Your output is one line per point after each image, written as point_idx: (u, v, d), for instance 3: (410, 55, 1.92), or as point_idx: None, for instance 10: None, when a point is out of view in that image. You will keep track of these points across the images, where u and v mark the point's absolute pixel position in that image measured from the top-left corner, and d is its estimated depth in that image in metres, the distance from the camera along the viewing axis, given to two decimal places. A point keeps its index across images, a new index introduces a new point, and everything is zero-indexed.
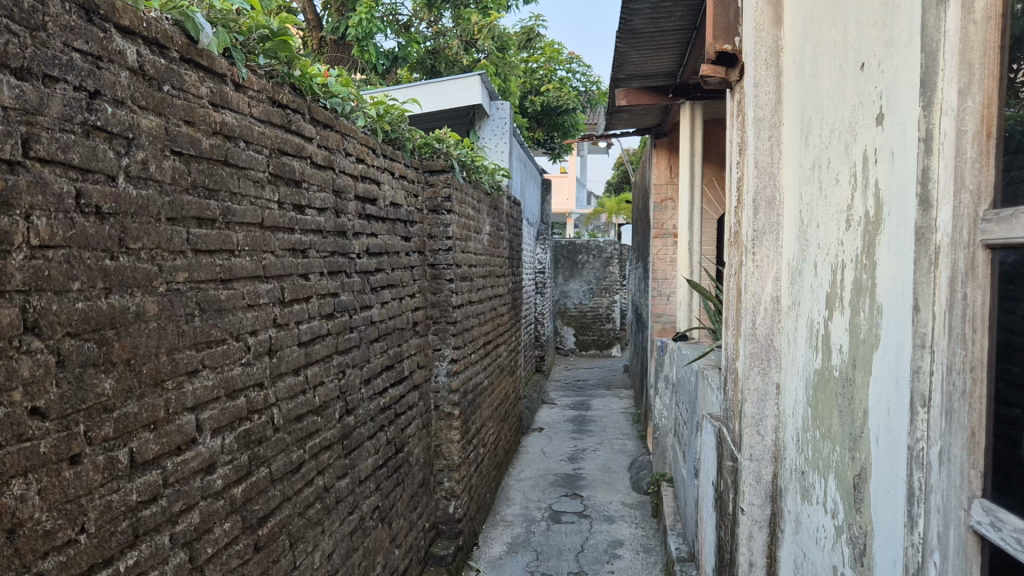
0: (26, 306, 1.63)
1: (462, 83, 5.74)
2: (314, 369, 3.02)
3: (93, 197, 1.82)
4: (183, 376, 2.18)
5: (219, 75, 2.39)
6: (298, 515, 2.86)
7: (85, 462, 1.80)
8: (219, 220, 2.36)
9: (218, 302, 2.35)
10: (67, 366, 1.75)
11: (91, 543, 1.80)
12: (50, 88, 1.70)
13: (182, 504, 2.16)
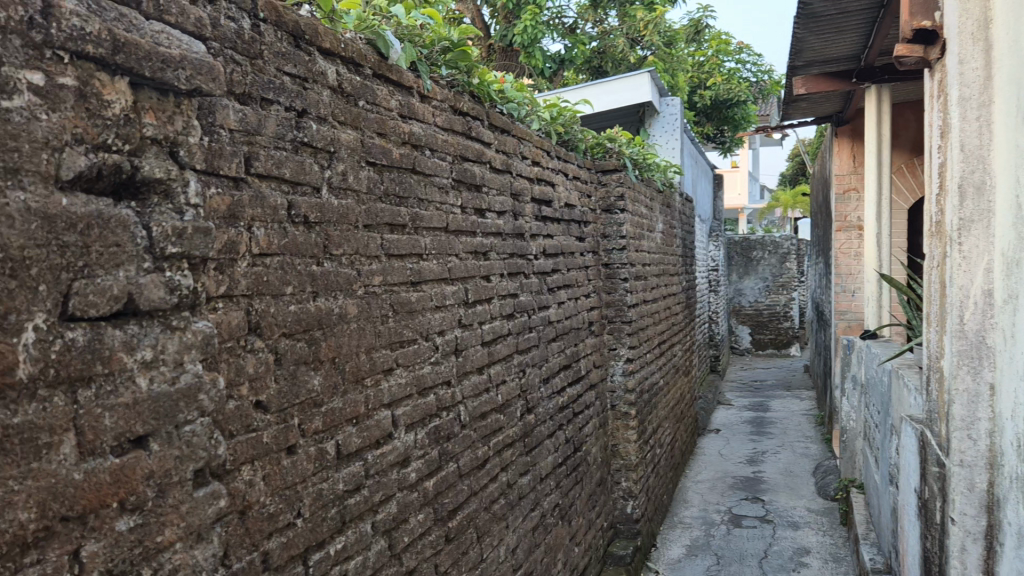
0: (249, 309, 1.79)
1: (632, 81, 5.71)
2: (497, 368, 3.11)
3: (302, 209, 1.97)
4: (380, 374, 2.31)
5: (406, 88, 2.52)
6: (484, 509, 2.96)
7: (300, 452, 1.95)
8: (409, 226, 2.48)
9: (409, 304, 2.47)
10: (284, 363, 1.91)
11: (306, 526, 1.96)
12: (265, 110, 1.86)
13: (382, 495, 2.29)
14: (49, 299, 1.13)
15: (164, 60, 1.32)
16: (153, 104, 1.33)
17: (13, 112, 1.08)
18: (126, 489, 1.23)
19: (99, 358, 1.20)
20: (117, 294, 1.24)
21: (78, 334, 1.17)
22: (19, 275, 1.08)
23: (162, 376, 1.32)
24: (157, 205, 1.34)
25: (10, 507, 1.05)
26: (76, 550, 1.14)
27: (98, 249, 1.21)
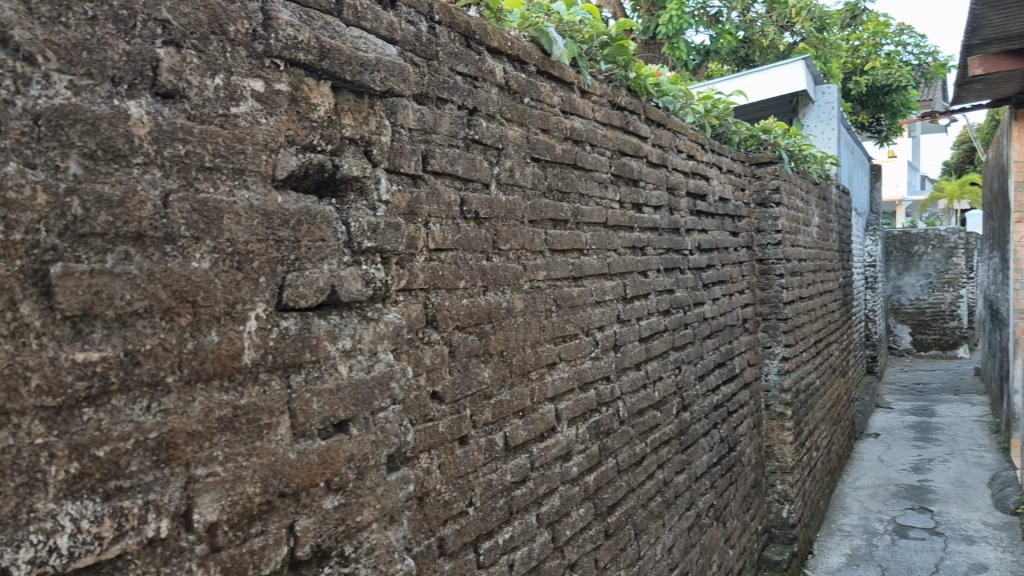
0: (427, 302, 1.82)
1: (787, 70, 5.50)
2: (654, 364, 3.08)
3: (473, 205, 2.00)
4: (545, 367, 2.32)
5: (568, 84, 2.53)
6: (642, 506, 2.93)
7: (472, 442, 1.98)
8: (570, 221, 2.50)
9: (570, 299, 2.47)
10: (457, 356, 1.93)
11: (477, 515, 1.99)
12: (440, 108, 1.90)
13: (547, 487, 2.30)
14: (268, 290, 1.20)
15: (362, 64, 1.39)
16: (351, 106, 1.39)
17: (238, 116, 1.17)
18: (332, 470, 1.29)
19: (309, 347, 1.26)
20: (322, 286, 1.30)
21: (291, 323, 1.24)
22: (244, 267, 1.16)
23: (360, 365, 1.37)
24: (354, 202, 1.40)
25: (239, 482, 1.13)
26: (291, 524, 1.22)
27: (307, 244, 1.27)
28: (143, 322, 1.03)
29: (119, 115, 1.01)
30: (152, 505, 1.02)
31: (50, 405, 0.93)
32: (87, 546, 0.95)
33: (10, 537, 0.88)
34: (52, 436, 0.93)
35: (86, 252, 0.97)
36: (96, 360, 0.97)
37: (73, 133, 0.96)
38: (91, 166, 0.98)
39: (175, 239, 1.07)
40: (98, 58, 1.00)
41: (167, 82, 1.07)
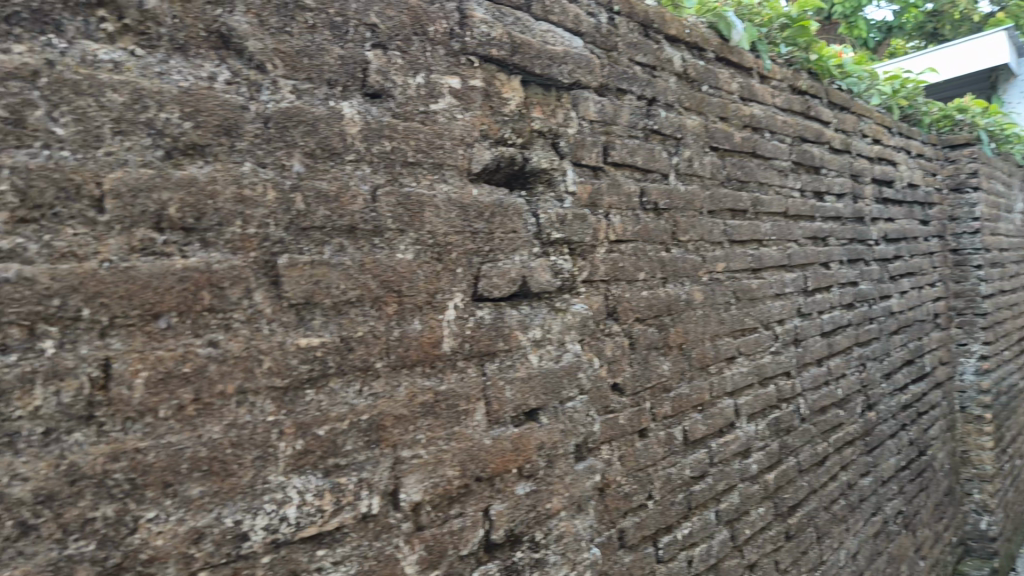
0: (608, 293, 1.81)
1: (986, 43, 5.04)
2: (837, 360, 2.92)
3: (653, 195, 1.98)
4: (724, 361, 2.25)
5: (746, 69, 2.44)
6: (824, 509, 2.78)
7: (651, 435, 1.95)
8: (750, 211, 2.41)
9: (750, 291, 2.39)
10: (638, 348, 1.91)
11: (657, 509, 1.94)
12: (621, 99, 1.88)
13: (726, 484, 2.22)
14: (465, 280, 1.24)
15: (551, 57, 1.41)
16: (539, 99, 1.42)
17: (438, 113, 1.21)
18: (524, 457, 1.32)
19: (502, 336, 1.30)
20: (514, 277, 1.33)
21: (485, 313, 1.28)
22: (443, 259, 1.21)
23: (549, 354, 1.39)
24: (542, 193, 1.43)
25: (440, 465, 1.18)
26: (487, 508, 1.26)
27: (500, 235, 1.31)
28: (356, 310, 1.09)
29: (335, 116, 1.08)
30: (364, 483, 1.08)
31: (279, 386, 1.00)
32: (311, 517, 1.02)
33: (248, 505, 0.96)
34: (281, 415, 1.00)
35: (307, 244, 1.04)
36: (316, 345, 1.04)
37: (297, 134, 1.04)
38: (312, 164, 1.05)
39: (383, 232, 1.13)
40: (318, 63, 1.07)
41: (375, 83, 1.13)
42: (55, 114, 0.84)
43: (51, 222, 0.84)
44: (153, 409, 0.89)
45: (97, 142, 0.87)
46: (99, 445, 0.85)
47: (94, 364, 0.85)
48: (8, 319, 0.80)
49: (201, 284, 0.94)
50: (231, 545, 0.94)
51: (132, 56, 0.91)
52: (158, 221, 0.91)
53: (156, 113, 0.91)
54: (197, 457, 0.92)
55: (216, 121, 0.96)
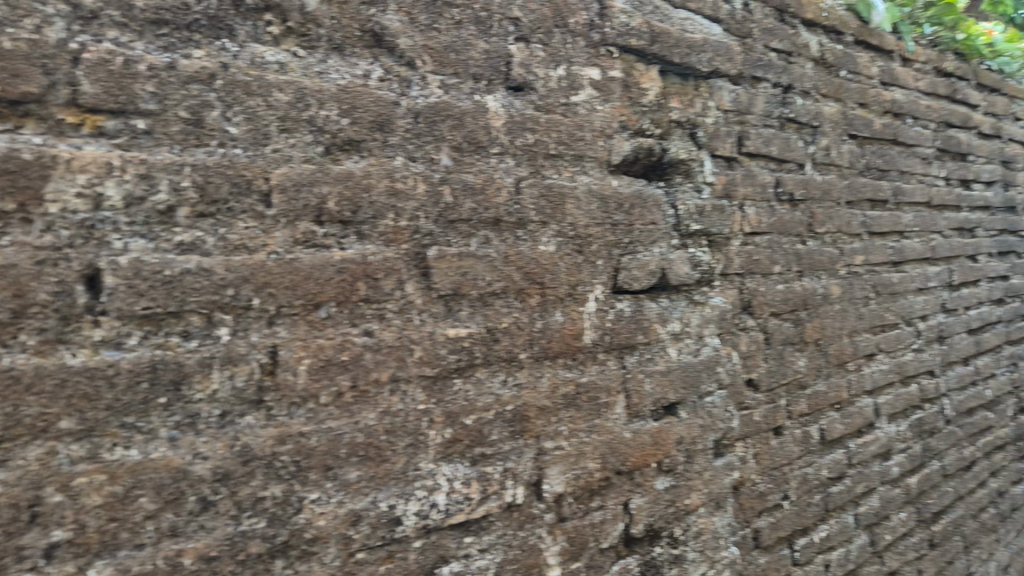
0: (742, 287, 1.76)
1: None
2: (984, 359, 2.74)
3: (789, 186, 1.91)
4: (863, 359, 2.15)
5: (888, 52, 2.31)
6: (971, 517, 2.62)
7: (787, 433, 1.88)
8: (890, 201, 2.30)
9: (891, 285, 2.27)
10: (773, 344, 1.85)
11: (793, 510, 1.87)
12: (756, 88, 1.82)
13: (865, 486, 2.12)
14: (605, 273, 1.24)
15: (690, 46, 1.39)
16: (677, 88, 1.39)
17: (578, 105, 1.21)
18: (663, 451, 1.30)
19: (641, 328, 1.28)
20: (654, 269, 1.32)
21: (625, 305, 1.27)
22: (584, 250, 1.21)
23: (689, 348, 1.37)
24: (680, 184, 1.40)
25: (582, 457, 1.18)
26: (626, 502, 1.25)
27: (639, 227, 1.30)
28: (501, 301, 1.10)
29: (481, 109, 1.09)
30: (509, 473, 1.09)
31: (430, 375, 1.02)
32: (460, 504, 1.04)
33: (402, 491, 0.99)
34: (431, 404, 1.02)
35: (455, 236, 1.06)
36: (464, 336, 1.06)
37: (445, 128, 1.06)
38: (459, 157, 1.07)
39: (526, 224, 1.13)
40: (464, 58, 1.09)
41: (518, 76, 1.14)
42: (229, 114, 0.88)
43: (225, 216, 0.88)
44: (315, 395, 0.93)
45: (265, 139, 0.91)
46: (268, 429, 0.89)
47: (263, 351, 0.89)
48: (189, 308, 0.85)
49: (358, 274, 0.97)
50: (386, 529, 0.97)
51: (295, 57, 0.94)
52: (318, 214, 0.95)
53: (317, 110, 0.95)
54: (355, 443, 0.95)
55: (371, 117, 0.99)
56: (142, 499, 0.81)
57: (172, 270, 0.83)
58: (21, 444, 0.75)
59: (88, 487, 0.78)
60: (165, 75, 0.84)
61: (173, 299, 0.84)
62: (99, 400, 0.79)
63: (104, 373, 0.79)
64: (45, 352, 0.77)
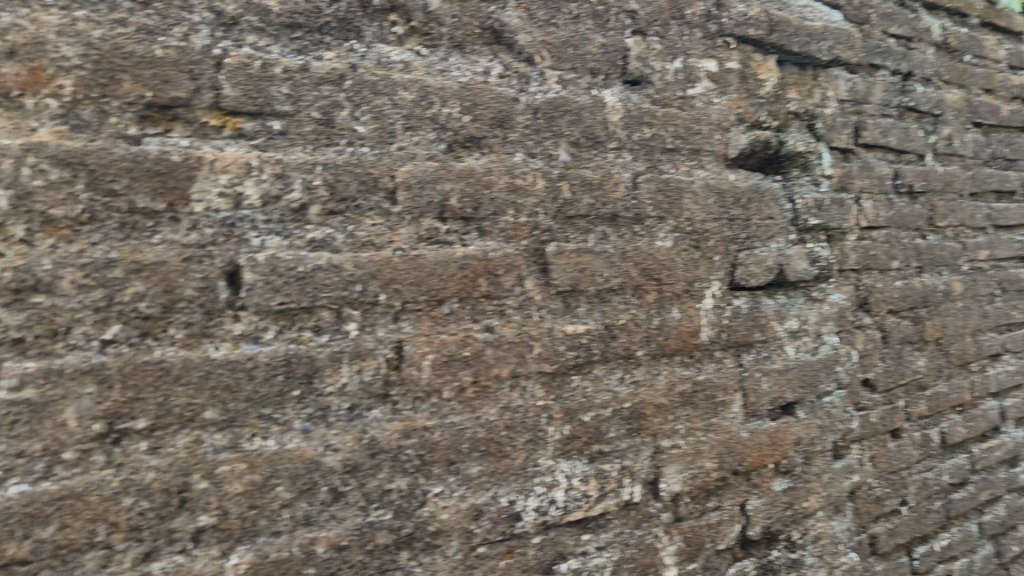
0: (858, 283, 1.70)
1: None
2: None
3: (908, 178, 1.82)
4: (987, 359, 2.04)
5: (1016, 34, 2.18)
6: None
7: (905, 436, 1.80)
8: (1018, 192, 2.17)
9: (1019, 282, 2.14)
10: (891, 342, 1.77)
11: (912, 516, 1.79)
12: (874, 76, 1.75)
13: (990, 494, 2.01)
14: (722, 269, 1.21)
15: (809, 34, 1.34)
16: (795, 79, 1.35)
17: (695, 98, 1.19)
18: (781, 452, 1.27)
19: (759, 326, 1.25)
20: (771, 265, 1.28)
21: (742, 301, 1.24)
22: (701, 246, 1.18)
23: (807, 346, 1.32)
24: (798, 177, 1.35)
25: (699, 456, 1.16)
26: (743, 503, 1.22)
27: (756, 222, 1.26)
28: (618, 298, 1.09)
29: (598, 104, 1.08)
30: (627, 471, 1.08)
31: (549, 371, 1.02)
32: (578, 502, 1.04)
33: (521, 486, 0.99)
34: (550, 400, 1.02)
35: (573, 232, 1.06)
36: (582, 332, 1.05)
37: (563, 124, 1.05)
38: (577, 153, 1.07)
39: (644, 219, 1.12)
40: (581, 53, 1.08)
41: (635, 70, 1.13)
42: (357, 113, 0.90)
43: (354, 213, 0.89)
44: (438, 389, 0.94)
45: (391, 137, 0.92)
46: (394, 422, 0.91)
47: (389, 346, 0.91)
48: (320, 303, 0.87)
49: (479, 270, 0.97)
50: (506, 524, 0.98)
51: (418, 56, 0.96)
52: (442, 211, 0.95)
53: (440, 108, 0.96)
54: (477, 438, 0.96)
55: (492, 114, 1.00)
56: (278, 488, 0.84)
57: (306, 266, 0.85)
58: (171, 432, 0.79)
59: (230, 475, 0.81)
60: (298, 77, 0.86)
61: (305, 294, 0.86)
62: (239, 391, 0.82)
63: (244, 365, 0.82)
64: (191, 345, 0.80)
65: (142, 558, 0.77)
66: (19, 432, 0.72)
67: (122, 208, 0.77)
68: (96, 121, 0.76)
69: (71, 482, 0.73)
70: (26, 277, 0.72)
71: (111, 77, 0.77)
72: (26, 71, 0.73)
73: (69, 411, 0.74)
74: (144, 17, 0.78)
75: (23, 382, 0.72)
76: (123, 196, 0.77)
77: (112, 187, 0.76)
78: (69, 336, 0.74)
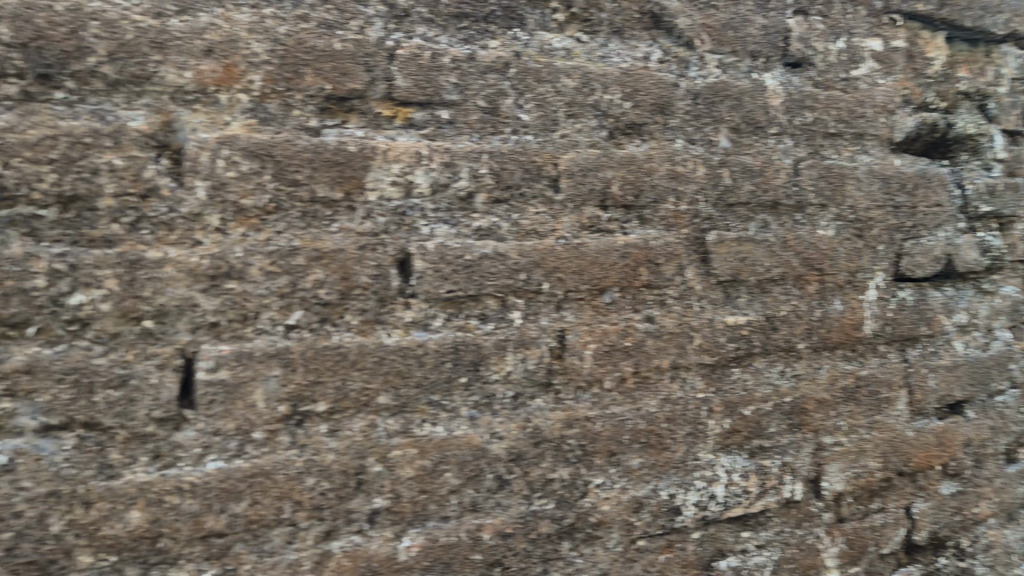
0: None
1: None
2: None
3: None
4: None
5: None
6: None
7: None
8: None
9: None
10: None
11: None
12: None
13: None
14: (887, 259, 1.14)
15: (983, 7, 1.20)
16: (965, 56, 1.23)
17: (859, 79, 1.12)
18: (949, 454, 1.17)
19: (925, 319, 1.16)
20: (939, 254, 1.18)
21: (908, 294, 1.16)
22: (865, 235, 1.12)
23: (976, 342, 1.21)
24: (966, 161, 1.23)
25: (862, 455, 1.10)
26: (909, 505, 1.15)
27: (923, 210, 1.17)
28: (779, 289, 1.05)
29: (759, 88, 1.05)
30: (788, 467, 1.04)
31: (709, 362, 1.00)
32: (738, 498, 1.01)
33: (681, 480, 0.98)
34: (710, 392, 1.00)
35: (734, 220, 1.03)
36: (743, 324, 1.02)
37: (724, 109, 1.02)
38: (737, 138, 1.03)
39: (806, 207, 1.07)
40: (742, 35, 1.05)
41: (797, 51, 1.08)
42: (521, 101, 0.90)
43: (518, 202, 0.89)
44: (600, 379, 0.93)
45: (554, 125, 0.92)
46: (557, 411, 0.90)
47: (552, 335, 0.90)
48: (486, 291, 0.87)
49: (640, 259, 0.95)
50: (667, 518, 0.96)
51: (579, 43, 0.95)
52: (603, 199, 0.94)
53: (602, 95, 0.94)
54: (637, 429, 0.95)
55: (653, 100, 0.98)
56: (448, 474, 0.85)
57: (473, 254, 0.86)
58: (349, 416, 0.81)
59: (403, 460, 0.82)
60: (466, 66, 0.87)
61: (472, 282, 0.86)
62: (410, 377, 0.83)
63: (415, 352, 0.83)
64: (366, 331, 0.82)
65: (323, 536, 0.80)
66: (216, 411, 0.76)
67: (304, 197, 0.79)
68: (281, 114, 0.79)
69: (260, 461, 0.77)
70: (221, 263, 0.76)
71: (295, 71, 0.79)
72: (221, 68, 0.76)
73: (258, 392, 0.77)
74: (325, 12, 0.81)
75: (218, 364, 0.76)
76: (305, 185, 0.79)
77: (296, 178, 0.79)
78: (258, 320, 0.77)
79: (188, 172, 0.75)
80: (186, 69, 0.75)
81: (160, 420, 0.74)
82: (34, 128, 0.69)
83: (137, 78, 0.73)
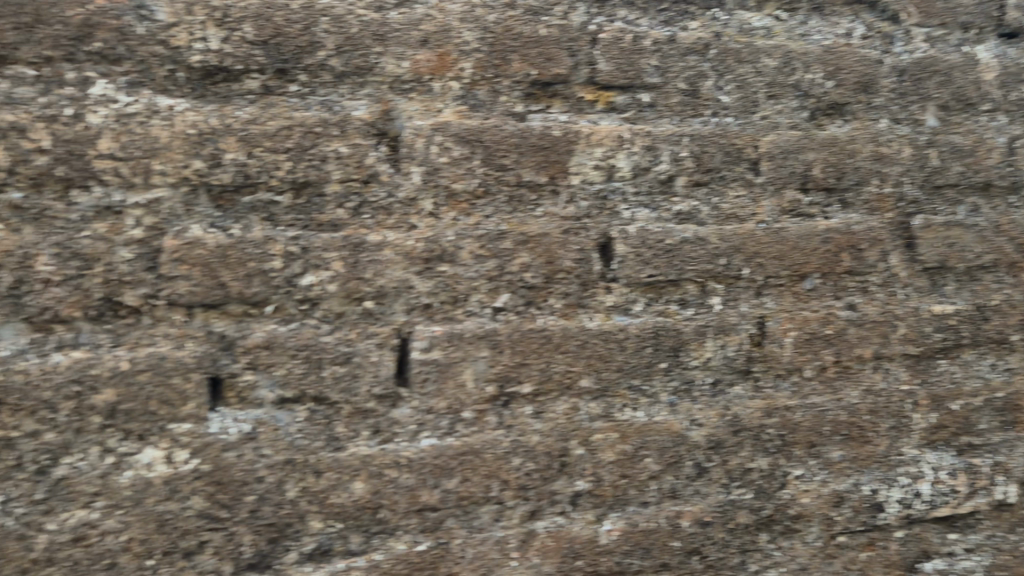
0: None
1: None
2: None
3: None
4: None
5: None
6: None
7: None
8: None
9: None
10: None
11: None
12: None
13: None
14: None
15: None
16: None
17: None
18: None
19: None
20: None
21: None
22: None
23: None
24: None
25: None
26: None
27: None
28: (990, 276, 0.97)
29: (971, 62, 0.96)
30: (1001, 467, 0.96)
31: (914, 353, 0.94)
32: (945, 497, 0.94)
33: (884, 476, 0.93)
34: (915, 384, 0.94)
35: (941, 204, 0.96)
36: (951, 313, 0.95)
37: (932, 85, 0.95)
38: (945, 116, 0.96)
39: (1021, 188, 0.98)
40: (953, 6, 0.97)
41: (1014, 20, 0.99)
42: (721, 83, 0.88)
43: (719, 184, 0.87)
44: (800, 368, 0.90)
45: (755, 107, 0.89)
46: (756, 400, 0.88)
47: (752, 321, 0.88)
48: (687, 276, 0.86)
49: (843, 245, 0.91)
50: (869, 514, 0.92)
51: (779, 21, 0.91)
52: (804, 182, 0.90)
53: (803, 74, 0.91)
54: (839, 420, 0.91)
55: (856, 78, 0.93)
56: (648, 459, 0.84)
57: (674, 239, 0.85)
58: (552, 398, 0.82)
59: (604, 444, 0.83)
60: (666, 49, 0.86)
61: (673, 267, 0.85)
62: (612, 361, 0.83)
63: (617, 336, 0.83)
64: (569, 314, 0.82)
65: (529, 515, 0.81)
66: (430, 389, 0.79)
67: (510, 181, 0.81)
68: (489, 100, 0.81)
69: (471, 439, 0.79)
70: (434, 247, 0.78)
71: (503, 58, 0.81)
72: (435, 57, 0.79)
73: (467, 372, 0.79)
74: None
75: (431, 344, 0.78)
76: (512, 170, 0.81)
77: (503, 163, 0.80)
78: (467, 303, 0.80)
79: (405, 159, 0.78)
80: (404, 59, 0.78)
81: (380, 396, 0.77)
82: (273, 120, 0.73)
83: (361, 69, 0.77)
